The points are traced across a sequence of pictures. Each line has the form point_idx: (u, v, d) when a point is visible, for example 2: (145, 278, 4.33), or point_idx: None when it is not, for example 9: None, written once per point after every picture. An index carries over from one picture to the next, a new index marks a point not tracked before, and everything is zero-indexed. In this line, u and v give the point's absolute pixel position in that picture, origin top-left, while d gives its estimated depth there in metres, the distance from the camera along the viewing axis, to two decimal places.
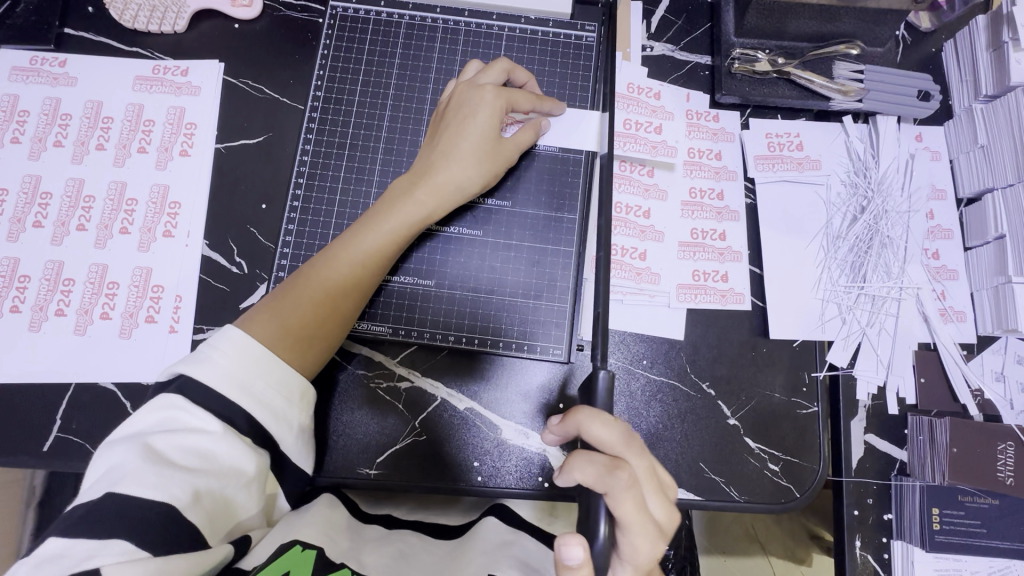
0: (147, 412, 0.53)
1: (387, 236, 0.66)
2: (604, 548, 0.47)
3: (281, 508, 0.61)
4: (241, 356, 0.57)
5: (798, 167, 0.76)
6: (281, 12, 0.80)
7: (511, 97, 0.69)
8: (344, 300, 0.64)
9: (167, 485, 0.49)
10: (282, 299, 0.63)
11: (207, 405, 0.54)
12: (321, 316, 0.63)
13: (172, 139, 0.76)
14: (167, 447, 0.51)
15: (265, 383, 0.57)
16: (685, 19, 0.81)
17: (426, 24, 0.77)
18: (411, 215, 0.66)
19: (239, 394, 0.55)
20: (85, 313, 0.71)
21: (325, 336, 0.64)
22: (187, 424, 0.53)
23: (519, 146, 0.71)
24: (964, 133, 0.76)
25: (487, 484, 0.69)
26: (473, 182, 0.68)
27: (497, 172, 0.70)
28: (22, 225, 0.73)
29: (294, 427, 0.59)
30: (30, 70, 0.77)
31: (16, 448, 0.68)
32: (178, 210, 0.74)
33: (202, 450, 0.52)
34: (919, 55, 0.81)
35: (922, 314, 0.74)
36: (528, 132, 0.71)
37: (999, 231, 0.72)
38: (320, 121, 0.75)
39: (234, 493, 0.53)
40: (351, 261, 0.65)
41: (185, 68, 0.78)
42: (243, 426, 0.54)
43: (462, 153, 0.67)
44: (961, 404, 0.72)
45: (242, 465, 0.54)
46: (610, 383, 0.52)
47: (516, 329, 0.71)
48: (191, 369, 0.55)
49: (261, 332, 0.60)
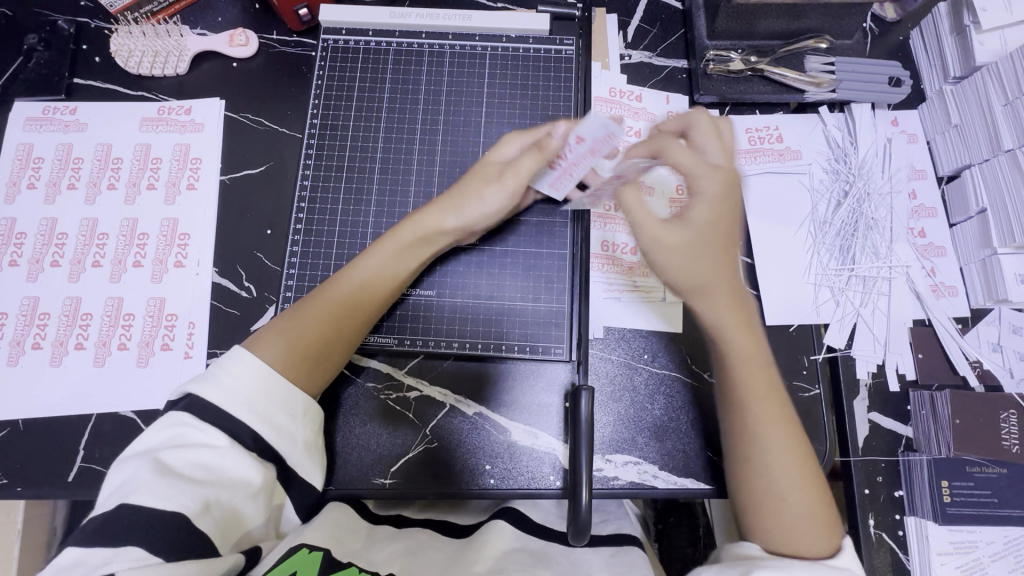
0: (158, 429, 0.55)
1: (392, 259, 0.68)
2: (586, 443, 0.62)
3: (289, 521, 0.62)
4: (248, 373, 0.58)
5: (780, 158, 0.79)
6: (276, 49, 0.85)
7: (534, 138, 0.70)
8: (349, 322, 0.66)
9: (176, 496, 0.51)
10: (287, 322, 0.64)
11: (211, 422, 0.55)
12: (326, 334, 0.64)
13: (179, 174, 0.80)
14: (176, 461, 0.53)
15: (269, 400, 0.58)
16: (659, 27, 0.85)
17: (413, 50, 0.81)
18: (417, 235, 0.68)
19: (243, 408, 0.57)
20: (103, 344, 0.74)
21: (328, 358, 0.64)
22: (194, 438, 0.54)
23: (522, 172, 0.66)
24: (938, 114, 0.79)
25: (500, 487, 0.70)
26: (494, 203, 0.67)
27: (482, 195, 0.67)
28: (40, 265, 0.76)
29: (298, 442, 0.60)
30: (43, 119, 0.81)
31: (43, 480, 0.70)
32: (188, 241, 0.78)
33: (210, 463, 0.54)
34: (888, 45, 0.84)
35: (914, 292, 0.76)
36: (532, 157, 0.66)
37: (980, 205, 0.74)
38: (318, 147, 0.78)
39: (242, 505, 0.55)
40: (357, 287, 0.66)
41: (188, 107, 0.82)
42: (248, 440, 0.56)
43: (474, 179, 0.68)
44: (961, 376, 0.73)
45: (247, 477, 0.55)
46: (591, 402, 0.63)
47: (517, 332, 0.73)
48: (200, 387, 0.57)
49: (267, 352, 0.61)
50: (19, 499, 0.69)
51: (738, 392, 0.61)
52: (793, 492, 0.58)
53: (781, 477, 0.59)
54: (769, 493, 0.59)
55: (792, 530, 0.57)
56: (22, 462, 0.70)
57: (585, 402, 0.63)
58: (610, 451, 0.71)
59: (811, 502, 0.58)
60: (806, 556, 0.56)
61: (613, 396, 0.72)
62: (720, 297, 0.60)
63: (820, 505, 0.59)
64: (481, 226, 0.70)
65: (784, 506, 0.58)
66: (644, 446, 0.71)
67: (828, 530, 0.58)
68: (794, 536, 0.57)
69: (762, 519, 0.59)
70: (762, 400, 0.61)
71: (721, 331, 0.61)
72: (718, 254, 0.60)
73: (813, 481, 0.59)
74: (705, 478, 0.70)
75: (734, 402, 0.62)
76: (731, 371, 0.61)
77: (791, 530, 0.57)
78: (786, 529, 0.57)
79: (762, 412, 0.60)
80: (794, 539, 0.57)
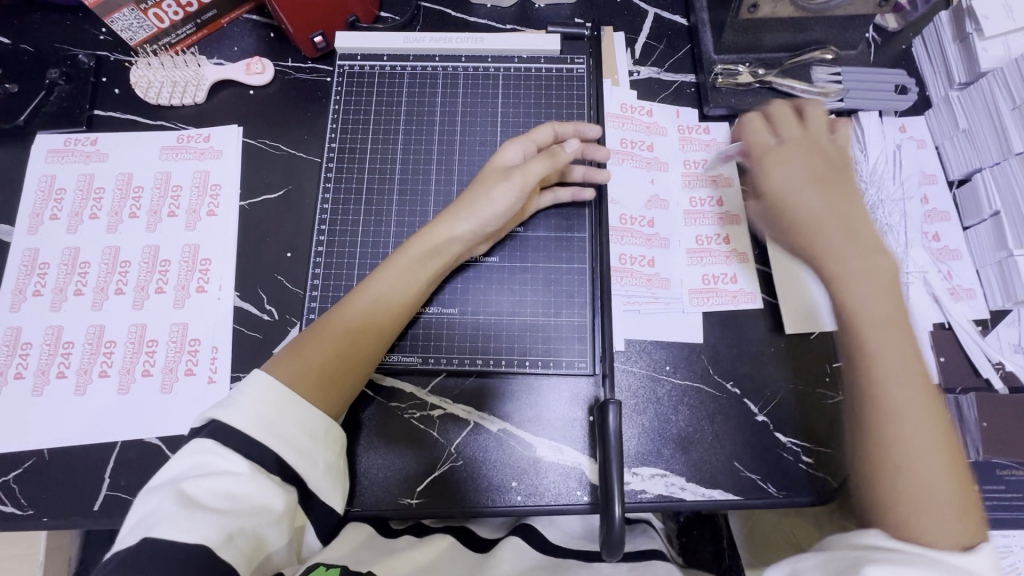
0: (181, 459, 0.55)
1: (404, 271, 0.68)
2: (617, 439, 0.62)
3: (310, 545, 0.62)
4: (270, 398, 0.58)
5: None
6: (292, 76, 0.86)
7: (534, 143, 0.73)
8: (368, 340, 0.66)
9: (199, 528, 0.50)
10: (304, 344, 0.64)
11: (234, 448, 0.56)
12: (345, 355, 0.65)
13: (199, 201, 0.81)
14: (198, 490, 0.53)
15: (290, 423, 0.58)
16: (666, 43, 0.87)
17: (427, 73, 0.83)
18: (428, 242, 0.69)
19: (264, 435, 0.57)
20: (127, 371, 0.74)
21: (348, 378, 0.65)
22: (217, 467, 0.54)
23: (530, 174, 0.68)
24: (944, 120, 0.80)
25: (527, 504, 0.70)
26: (508, 200, 0.68)
27: (491, 195, 0.68)
28: (64, 294, 0.77)
29: (319, 464, 0.60)
30: (65, 151, 0.83)
31: (68, 510, 0.70)
32: (209, 266, 0.78)
33: (232, 492, 0.54)
34: (891, 54, 0.86)
35: (932, 295, 0.76)
36: (542, 160, 0.69)
37: (993, 208, 0.74)
38: (337, 170, 0.79)
39: (266, 530, 0.55)
40: (371, 302, 0.67)
41: (207, 134, 0.84)
42: (271, 465, 0.56)
43: (481, 187, 0.70)
44: (985, 378, 0.72)
45: (270, 503, 0.55)
46: (618, 414, 0.63)
47: (540, 347, 0.74)
48: (221, 414, 0.57)
49: (287, 375, 0.61)
50: (45, 530, 0.69)
51: (863, 359, 0.60)
52: (937, 472, 0.56)
53: (922, 454, 0.57)
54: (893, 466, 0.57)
55: (937, 512, 0.55)
56: (47, 492, 0.70)
57: (612, 415, 0.63)
58: (637, 464, 0.70)
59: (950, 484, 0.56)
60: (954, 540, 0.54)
61: (636, 409, 0.72)
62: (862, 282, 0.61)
63: (959, 488, 0.56)
64: (492, 228, 0.71)
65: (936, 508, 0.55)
66: (670, 458, 0.71)
67: (967, 523, 0.55)
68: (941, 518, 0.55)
69: (904, 498, 0.56)
70: (903, 374, 0.59)
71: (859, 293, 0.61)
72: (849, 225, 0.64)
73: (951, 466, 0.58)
74: (732, 489, 0.69)
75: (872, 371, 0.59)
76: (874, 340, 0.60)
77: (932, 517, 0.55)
78: (933, 512, 0.55)
79: (902, 385, 0.58)
80: (934, 522, 0.55)
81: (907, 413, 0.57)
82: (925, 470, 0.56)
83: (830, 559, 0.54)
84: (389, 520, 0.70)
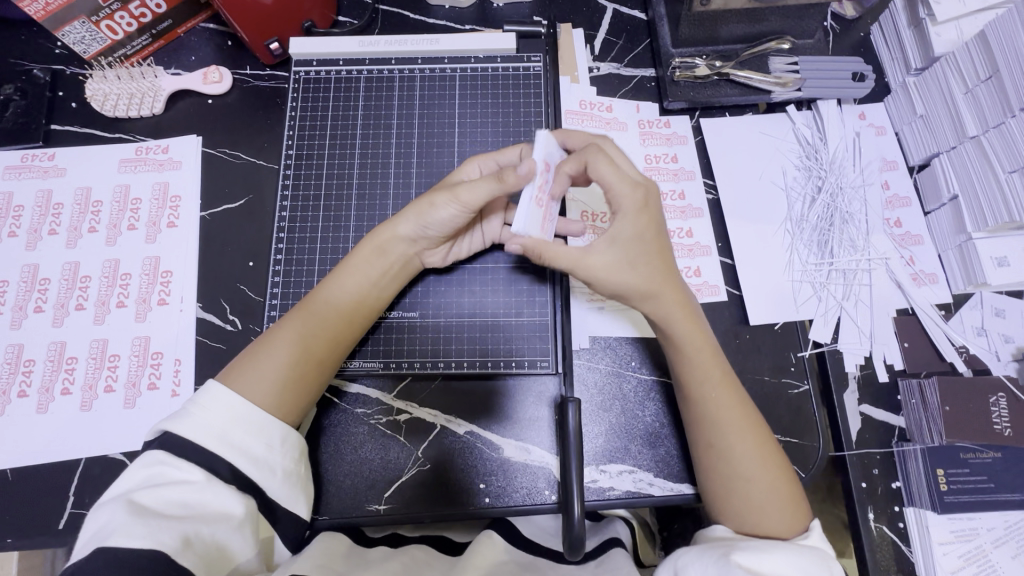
0: (133, 471, 0.54)
1: (353, 275, 0.68)
2: (574, 433, 0.62)
3: (281, 553, 0.62)
4: (223, 408, 0.58)
5: (752, 157, 0.80)
6: (250, 84, 0.86)
7: (496, 163, 0.71)
8: (320, 347, 0.65)
9: (156, 533, 0.50)
10: (258, 351, 0.64)
11: (190, 458, 0.55)
12: (300, 362, 0.64)
13: (159, 213, 0.81)
14: (152, 500, 0.52)
15: (244, 433, 0.58)
16: (625, 38, 0.86)
17: (384, 76, 0.83)
18: (375, 249, 0.68)
19: (219, 445, 0.56)
20: (90, 387, 0.74)
21: (305, 386, 0.64)
22: (173, 477, 0.54)
23: (474, 194, 0.63)
24: (903, 106, 0.80)
25: (495, 505, 0.69)
26: (449, 216, 0.65)
27: (432, 206, 0.66)
28: (24, 312, 0.76)
29: (278, 471, 0.60)
30: (22, 166, 0.82)
31: (33, 530, 0.69)
32: (170, 278, 0.78)
33: (187, 500, 0.54)
34: (849, 42, 0.86)
35: (895, 281, 0.76)
36: (489, 180, 0.62)
37: (952, 192, 0.74)
38: (294, 177, 0.79)
39: (228, 538, 0.54)
40: (323, 306, 0.67)
41: (166, 145, 0.83)
42: (225, 473, 0.56)
43: (413, 208, 0.67)
44: (949, 363, 0.73)
45: (229, 508, 0.55)
46: (578, 411, 0.63)
47: (503, 347, 0.73)
48: (174, 426, 0.57)
49: (241, 385, 0.61)
50: (10, 551, 0.69)
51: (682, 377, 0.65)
52: (757, 487, 0.61)
53: (748, 466, 0.62)
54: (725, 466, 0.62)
55: (762, 512, 0.61)
56: (11, 513, 0.70)
57: (572, 412, 0.63)
58: (605, 461, 0.70)
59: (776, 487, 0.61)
60: (777, 537, 0.60)
61: (603, 406, 0.72)
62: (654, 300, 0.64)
63: (782, 484, 0.62)
64: (438, 237, 0.69)
65: (756, 501, 0.61)
66: (638, 454, 0.70)
67: (792, 514, 0.61)
68: (767, 517, 0.61)
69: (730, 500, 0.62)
70: (718, 396, 0.64)
71: (672, 327, 0.65)
72: (656, 259, 0.64)
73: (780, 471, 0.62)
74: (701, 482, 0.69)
75: (689, 399, 0.65)
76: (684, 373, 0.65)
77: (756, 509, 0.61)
78: (755, 514, 0.61)
79: (718, 409, 0.63)
80: (758, 513, 0.61)
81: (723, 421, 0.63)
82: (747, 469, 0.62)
83: (705, 545, 0.57)
84: (360, 526, 0.69)
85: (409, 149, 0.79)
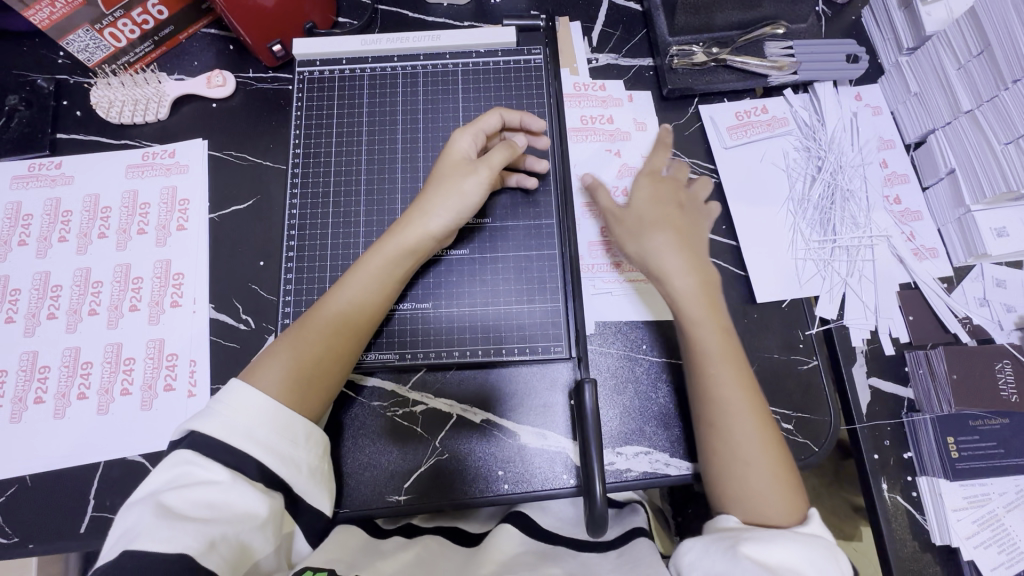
0: (162, 471, 0.55)
1: (377, 271, 0.69)
2: (592, 414, 0.63)
3: (300, 552, 0.63)
4: (246, 406, 0.58)
5: (768, 127, 0.82)
6: (254, 86, 0.87)
7: (482, 132, 0.73)
8: (342, 342, 0.66)
9: (180, 537, 0.50)
10: (281, 347, 0.65)
11: (213, 457, 0.55)
12: (323, 360, 0.65)
13: (168, 217, 0.81)
14: (178, 501, 0.53)
15: (267, 429, 0.58)
16: (622, 29, 0.88)
17: (387, 74, 0.84)
18: (412, 234, 0.69)
19: (243, 441, 0.57)
20: (106, 391, 0.74)
21: (326, 381, 0.65)
22: (198, 477, 0.54)
23: (495, 163, 0.70)
24: (897, 85, 0.82)
25: (515, 491, 0.70)
26: (476, 195, 0.70)
27: (462, 189, 0.70)
28: (37, 319, 0.77)
29: (303, 468, 0.60)
30: (30, 176, 0.82)
31: (55, 535, 0.69)
32: (182, 280, 0.78)
33: (212, 500, 0.54)
34: (841, 25, 0.88)
35: (896, 256, 0.78)
36: (503, 149, 0.71)
37: (949, 166, 0.76)
38: (303, 175, 0.80)
39: (250, 536, 0.55)
40: (346, 303, 0.67)
41: (172, 149, 0.84)
42: (252, 472, 0.56)
43: (439, 200, 0.70)
44: (953, 334, 0.75)
45: (254, 509, 0.55)
46: (595, 392, 0.64)
47: (516, 335, 0.74)
48: (197, 424, 0.57)
49: (266, 382, 0.61)
50: (32, 556, 0.69)
51: (695, 355, 0.66)
52: (760, 471, 0.61)
53: (745, 443, 0.62)
54: (736, 457, 0.62)
55: (758, 494, 0.61)
56: (33, 517, 0.70)
57: (588, 394, 0.64)
58: (621, 444, 0.71)
59: (771, 469, 0.62)
60: (775, 522, 0.60)
61: (616, 389, 0.73)
62: (690, 272, 0.69)
63: (782, 464, 0.62)
64: (464, 221, 0.72)
65: (755, 486, 0.61)
66: (653, 435, 0.71)
67: (792, 498, 0.61)
68: (760, 498, 0.61)
69: (728, 489, 0.62)
70: (724, 370, 0.65)
71: (682, 303, 0.68)
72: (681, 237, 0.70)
73: (779, 455, 0.63)
74: None
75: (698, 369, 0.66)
76: (695, 342, 0.67)
77: (760, 495, 0.61)
78: (755, 500, 0.61)
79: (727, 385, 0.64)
80: (762, 501, 0.61)
81: (729, 399, 0.64)
82: (752, 454, 0.62)
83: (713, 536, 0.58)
84: (377, 518, 0.70)
85: (414, 144, 0.80)
